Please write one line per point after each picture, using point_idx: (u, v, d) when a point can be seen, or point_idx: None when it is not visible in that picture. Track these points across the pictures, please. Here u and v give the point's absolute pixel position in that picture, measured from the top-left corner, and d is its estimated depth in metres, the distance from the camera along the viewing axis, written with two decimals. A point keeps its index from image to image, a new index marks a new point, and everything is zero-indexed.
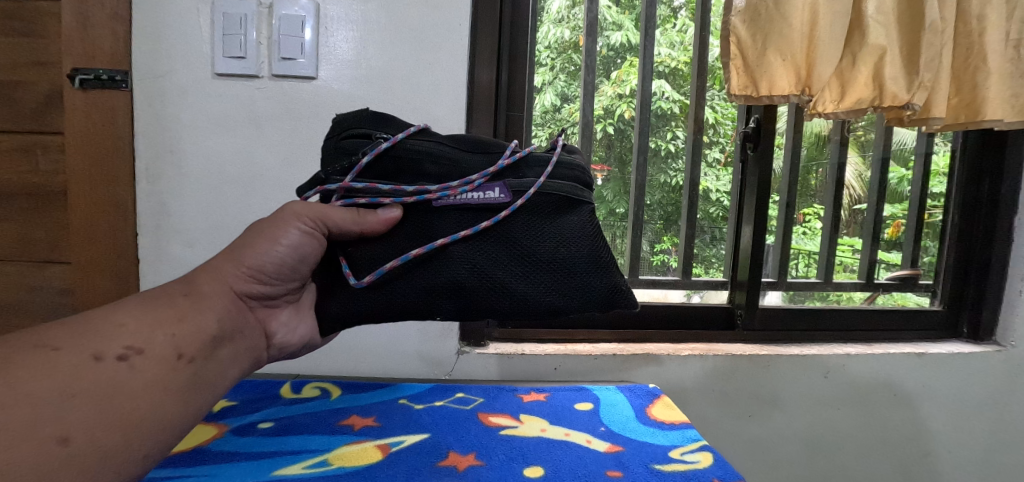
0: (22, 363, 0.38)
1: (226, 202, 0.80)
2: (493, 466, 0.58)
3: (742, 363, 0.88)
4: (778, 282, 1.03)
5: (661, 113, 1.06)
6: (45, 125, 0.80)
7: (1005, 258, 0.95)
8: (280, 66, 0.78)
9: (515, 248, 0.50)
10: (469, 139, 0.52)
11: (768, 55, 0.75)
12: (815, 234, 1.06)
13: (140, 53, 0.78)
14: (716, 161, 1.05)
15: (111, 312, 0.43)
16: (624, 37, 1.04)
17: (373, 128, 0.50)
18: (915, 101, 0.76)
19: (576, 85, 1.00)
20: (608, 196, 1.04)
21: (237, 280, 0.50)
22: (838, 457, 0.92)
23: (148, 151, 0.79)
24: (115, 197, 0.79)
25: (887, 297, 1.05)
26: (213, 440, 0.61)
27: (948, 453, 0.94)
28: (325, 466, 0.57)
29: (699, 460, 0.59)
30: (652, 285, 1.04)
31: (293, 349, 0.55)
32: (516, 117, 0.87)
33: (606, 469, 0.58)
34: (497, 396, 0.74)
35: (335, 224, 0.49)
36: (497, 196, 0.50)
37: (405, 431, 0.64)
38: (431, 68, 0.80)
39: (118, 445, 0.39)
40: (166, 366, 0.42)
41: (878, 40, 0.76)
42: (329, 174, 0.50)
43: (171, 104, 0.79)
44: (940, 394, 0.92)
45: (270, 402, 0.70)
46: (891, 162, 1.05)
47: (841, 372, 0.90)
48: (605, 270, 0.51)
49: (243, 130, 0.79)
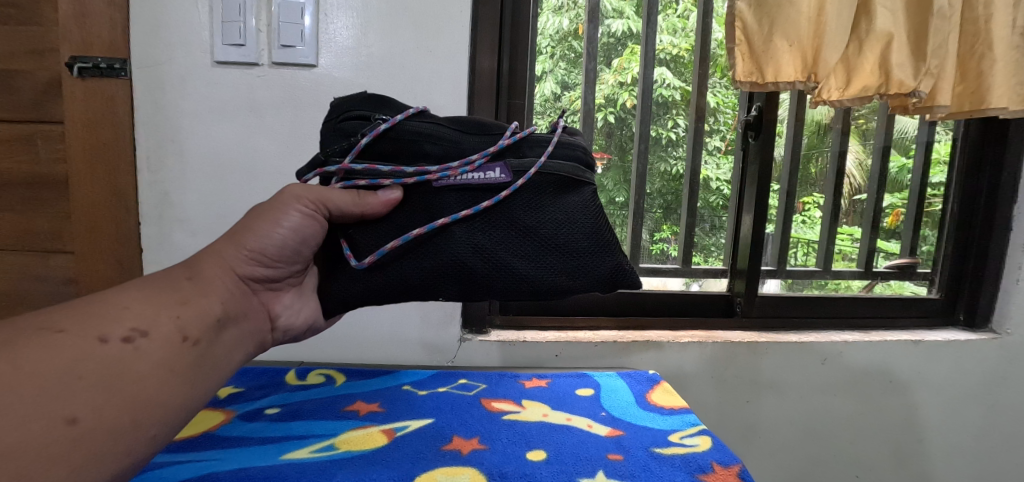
0: (26, 344, 0.38)
1: (228, 192, 0.81)
2: (496, 450, 0.59)
3: (740, 349, 0.89)
4: (778, 270, 1.04)
5: (661, 101, 1.06)
6: (44, 112, 0.80)
7: (1005, 244, 0.95)
8: (280, 53, 0.78)
9: (516, 226, 0.51)
10: (469, 120, 0.52)
11: (774, 40, 0.75)
12: (815, 223, 1.07)
13: (138, 41, 0.77)
14: (716, 149, 1.05)
15: (116, 295, 0.43)
16: (626, 25, 1.03)
17: (371, 110, 0.51)
18: (922, 88, 0.76)
19: (576, 73, 1.01)
20: (608, 184, 1.04)
21: (239, 262, 0.50)
22: (834, 442, 0.93)
23: (148, 139, 0.79)
24: (116, 184, 0.80)
25: (886, 286, 1.06)
26: (221, 425, 0.62)
27: (942, 439, 0.95)
28: (331, 451, 0.58)
29: (698, 443, 0.60)
30: (652, 272, 1.05)
31: (298, 332, 0.55)
32: (517, 105, 0.87)
33: (607, 453, 0.58)
34: (499, 382, 0.75)
35: (336, 206, 0.49)
36: (497, 176, 0.50)
37: (409, 416, 0.65)
38: (432, 56, 0.80)
39: (127, 426, 0.39)
40: (173, 347, 0.42)
41: (885, 26, 0.76)
42: (329, 155, 0.50)
43: (170, 93, 0.78)
44: (934, 380, 0.93)
45: (275, 389, 0.71)
46: (891, 150, 1.06)
47: (838, 359, 0.91)
48: (606, 248, 0.52)
49: (243, 118, 0.79)
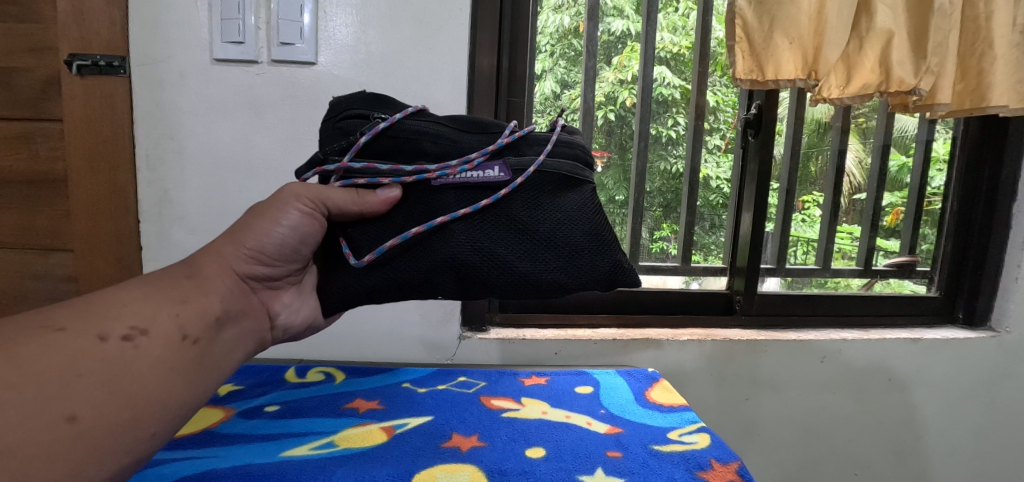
0: (26, 343, 0.38)
1: (227, 190, 0.80)
2: (495, 447, 0.59)
3: (739, 347, 0.89)
4: (778, 268, 1.04)
5: (661, 99, 1.06)
6: (44, 110, 0.80)
7: (1004, 242, 0.96)
8: (280, 50, 0.78)
9: (515, 224, 0.51)
10: (468, 119, 0.52)
11: (775, 38, 0.75)
12: (815, 222, 1.07)
13: (138, 38, 0.77)
14: (716, 147, 1.05)
15: (115, 294, 0.43)
16: (626, 23, 1.03)
17: (371, 109, 0.51)
18: (922, 86, 0.76)
19: (576, 71, 1.00)
20: (608, 183, 1.04)
21: (238, 261, 0.50)
22: (833, 439, 0.93)
23: (147, 136, 0.79)
24: (115, 182, 0.80)
25: (885, 284, 1.06)
26: (220, 423, 0.62)
27: (941, 437, 0.95)
28: (331, 448, 0.58)
29: (697, 441, 0.60)
30: (651, 270, 1.05)
31: (297, 330, 0.55)
32: (517, 103, 0.87)
33: (606, 450, 0.59)
34: (498, 380, 0.75)
35: (335, 205, 0.49)
36: (496, 175, 0.50)
37: (409, 413, 0.65)
38: (431, 53, 0.80)
39: (127, 424, 0.39)
40: (172, 346, 0.42)
41: (885, 24, 0.76)
42: (328, 154, 0.50)
43: (169, 90, 0.78)
44: (933, 378, 0.93)
45: (275, 386, 0.71)
46: (891, 149, 1.06)
47: (837, 357, 0.91)
48: (605, 247, 0.52)
49: (243, 115, 0.79)
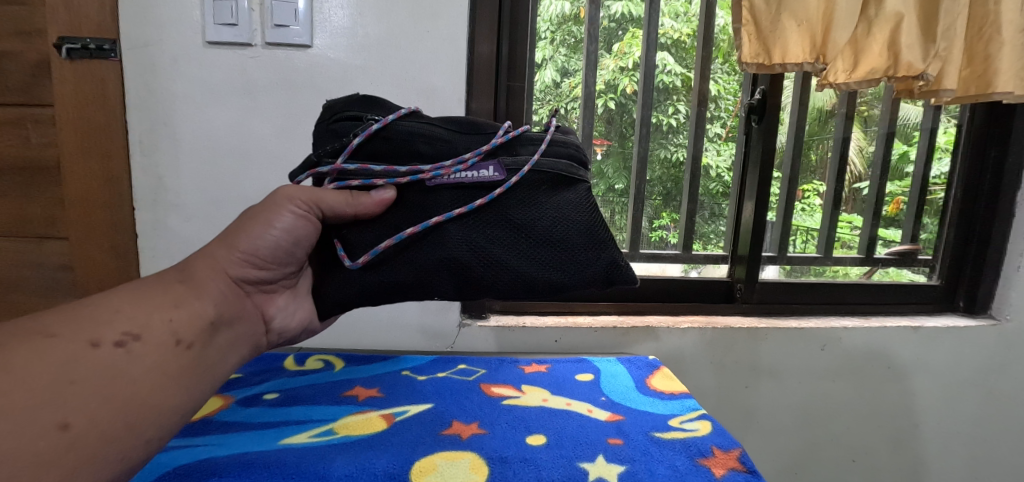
0: (16, 349, 0.37)
1: (223, 178, 0.79)
2: (496, 434, 0.59)
3: (739, 335, 0.89)
4: (778, 256, 1.04)
5: (662, 87, 1.04)
6: (35, 96, 0.79)
7: (1005, 230, 0.95)
8: (274, 33, 0.76)
9: (511, 224, 0.50)
10: (462, 119, 0.51)
11: (782, 19, 0.73)
12: (815, 211, 1.06)
13: (127, 20, 0.75)
14: (717, 136, 1.03)
15: (107, 300, 0.43)
16: (625, 7, 1.00)
17: (364, 110, 0.50)
18: (930, 70, 0.74)
19: (576, 58, 0.99)
20: (608, 171, 1.02)
21: (233, 265, 0.49)
22: (830, 426, 0.94)
23: (139, 123, 0.77)
24: (108, 171, 0.78)
25: (884, 272, 1.04)
26: (219, 411, 0.62)
27: (938, 425, 0.96)
28: (331, 435, 0.58)
29: (698, 428, 0.60)
30: (651, 259, 1.04)
31: (293, 334, 0.55)
32: (517, 88, 0.85)
33: (607, 437, 0.59)
34: (499, 368, 0.75)
35: (328, 207, 0.49)
36: (491, 175, 0.49)
37: (409, 401, 0.65)
38: (429, 39, 0.78)
39: (120, 431, 0.39)
40: (166, 351, 0.42)
41: (895, 7, 0.74)
42: (321, 156, 0.50)
43: (161, 75, 0.76)
44: (931, 365, 0.93)
45: (274, 374, 0.71)
46: (895, 137, 1.05)
47: (837, 344, 0.91)
48: (602, 245, 0.51)
49: (237, 100, 0.78)
